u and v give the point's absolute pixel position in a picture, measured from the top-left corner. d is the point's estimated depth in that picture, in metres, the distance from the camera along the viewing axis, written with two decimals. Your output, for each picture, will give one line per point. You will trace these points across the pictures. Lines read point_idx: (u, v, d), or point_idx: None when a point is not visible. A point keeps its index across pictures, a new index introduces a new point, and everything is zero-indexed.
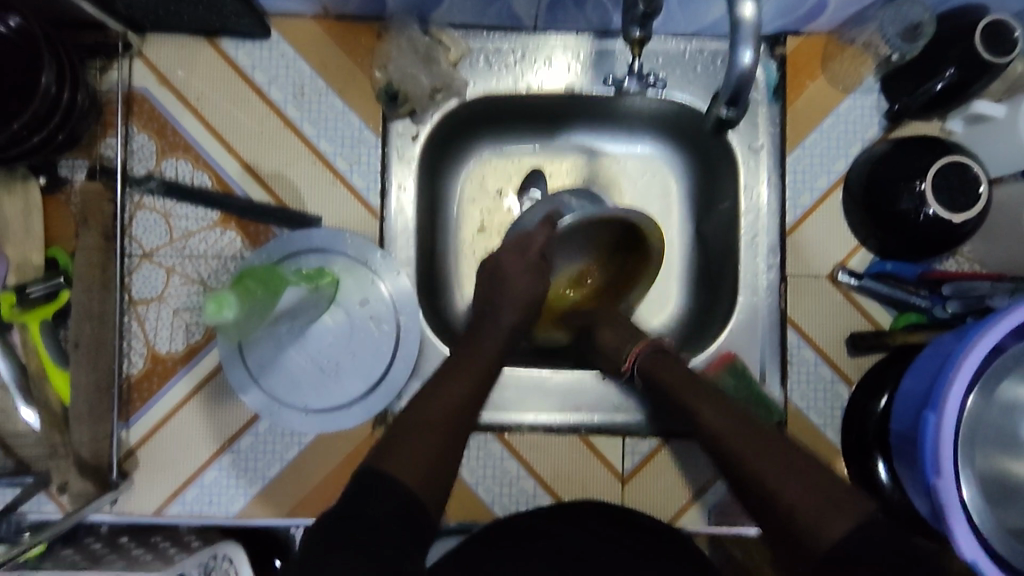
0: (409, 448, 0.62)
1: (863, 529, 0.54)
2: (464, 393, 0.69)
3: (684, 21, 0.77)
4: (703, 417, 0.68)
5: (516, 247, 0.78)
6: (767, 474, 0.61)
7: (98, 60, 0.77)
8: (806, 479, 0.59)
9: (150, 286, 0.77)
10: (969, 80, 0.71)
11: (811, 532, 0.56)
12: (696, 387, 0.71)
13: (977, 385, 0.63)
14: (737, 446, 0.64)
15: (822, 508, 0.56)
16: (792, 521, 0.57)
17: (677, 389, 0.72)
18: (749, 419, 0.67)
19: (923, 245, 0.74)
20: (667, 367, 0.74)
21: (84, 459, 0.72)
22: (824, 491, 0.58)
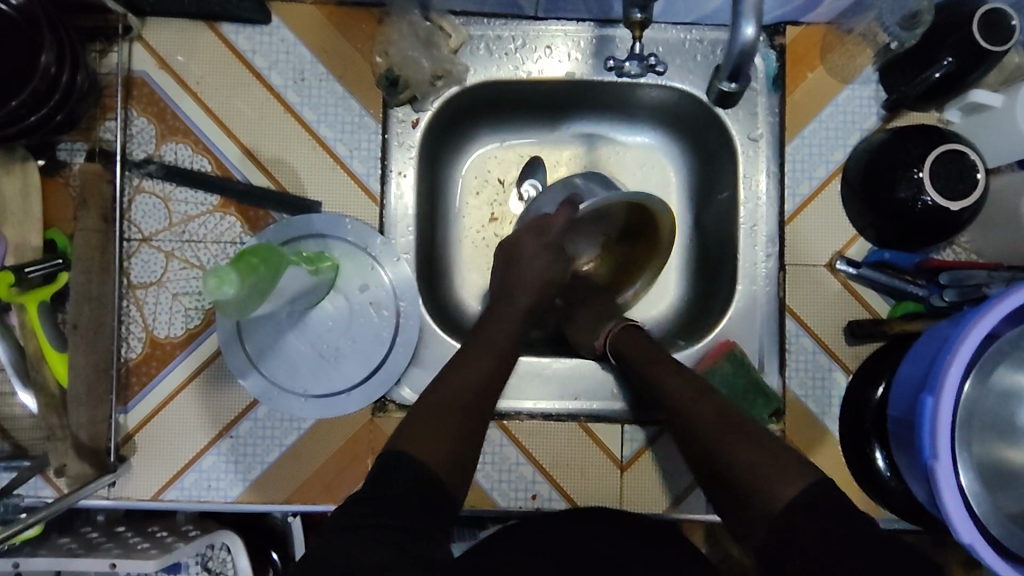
0: (413, 432, 0.63)
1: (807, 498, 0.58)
2: (478, 373, 0.68)
3: (684, 10, 0.77)
4: (670, 390, 0.70)
5: (534, 228, 0.80)
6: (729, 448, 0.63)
7: (98, 43, 0.77)
8: (763, 450, 0.62)
9: (149, 270, 0.77)
10: (967, 68, 0.71)
11: (764, 499, 0.59)
12: (664, 363, 0.73)
13: (973, 370, 0.63)
14: (702, 420, 0.66)
15: (771, 478, 0.60)
16: (748, 490, 0.61)
17: (644, 365, 0.74)
18: (711, 393, 0.69)
19: (920, 234, 0.74)
20: (640, 346, 0.76)
21: (82, 442, 0.71)
22: (776, 460, 0.61)
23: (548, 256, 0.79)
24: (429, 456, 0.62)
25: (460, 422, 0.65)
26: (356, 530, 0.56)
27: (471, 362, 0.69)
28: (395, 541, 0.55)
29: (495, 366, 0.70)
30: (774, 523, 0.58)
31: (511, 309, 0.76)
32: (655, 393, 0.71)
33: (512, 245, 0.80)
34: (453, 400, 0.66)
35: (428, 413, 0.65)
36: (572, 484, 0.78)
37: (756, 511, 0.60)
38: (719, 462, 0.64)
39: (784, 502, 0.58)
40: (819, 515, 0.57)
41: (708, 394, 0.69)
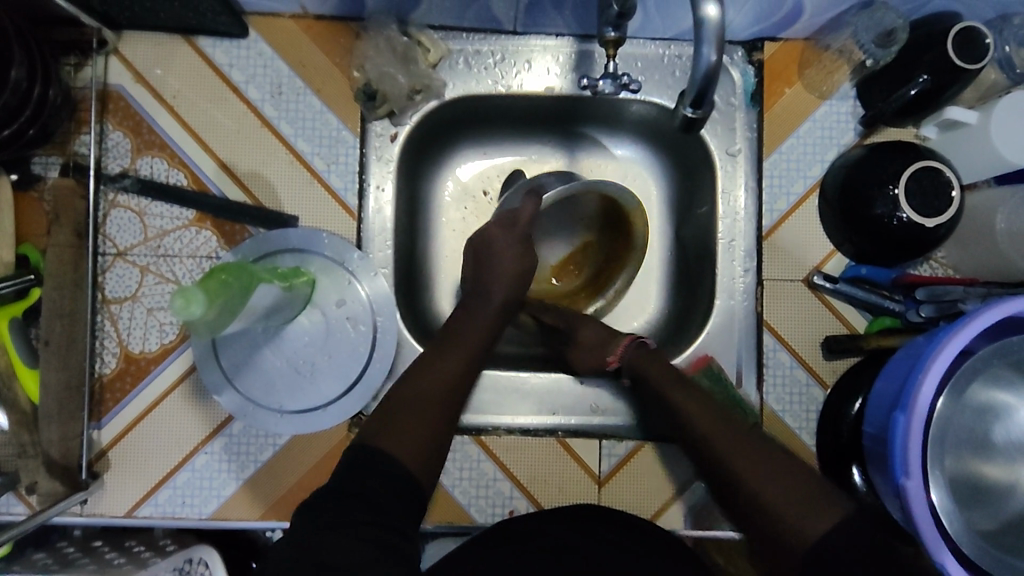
0: (392, 429, 0.63)
1: (843, 531, 0.53)
2: (451, 370, 0.70)
3: (661, 26, 0.78)
4: (688, 413, 0.67)
5: (504, 222, 0.78)
6: (749, 472, 0.59)
7: (73, 57, 0.76)
8: (790, 478, 0.58)
9: (124, 285, 0.76)
10: (942, 86, 0.72)
11: (796, 531, 0.54)
12: (682, 387, 0.70)
13: (947, 388, 0.63)
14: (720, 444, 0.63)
15: (802, 509, 0.55)
16: (774, 523, 0.56)
17: (662, 387, 0.71)
18: (734, 419, 0.65)
19: (896, 250, 0.74)
20: (657, 368, 0.73)
21: (53, 460, 0.71)
22: (807, 493, 0.56)
23: (515, 251, 0.78)
24: (413, 457, 0.62)
25: (440, 417, 0.66)
26: (335, 526, 0.54)
27: (447, 358, 0.70)
28: (370, 536, 0.54)
29: (469, 357, 0.72)
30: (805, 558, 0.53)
31: (485, 305, 0.77)
32: (675, 419, 0.68)
33: (480, 241, 0.79)
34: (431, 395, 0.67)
35: (404, 410, 0.65)
36: (550, 500, 0.77)
37: (787, 549, 0.54)
38: (736, 488, 0.60)
39: (816, 536, 0.53)
40: (859, 548, 0.52)
41: (729, 420, 0.65)
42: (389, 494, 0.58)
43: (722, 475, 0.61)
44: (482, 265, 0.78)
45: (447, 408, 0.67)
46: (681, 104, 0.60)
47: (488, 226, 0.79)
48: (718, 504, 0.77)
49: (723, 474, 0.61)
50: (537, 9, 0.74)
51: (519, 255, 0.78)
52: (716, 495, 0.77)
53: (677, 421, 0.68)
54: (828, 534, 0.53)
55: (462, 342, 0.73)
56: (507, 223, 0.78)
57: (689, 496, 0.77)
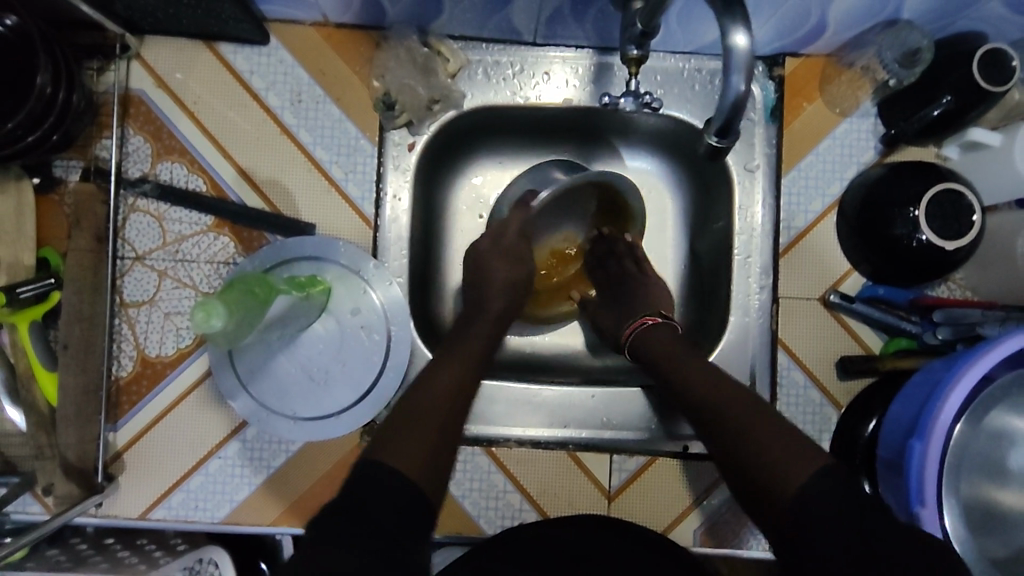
0: (401, 442, 0.62)
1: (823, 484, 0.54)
2: (454, 377, 0.68)
3: (682, 39, 0.77)
4: (684, 377, 0.67)
5: (494, 233, 0.81)
6: (746, 434, 0.60)
7: (95, 60, 0.77)
8: (784, 437, 0.58)
9: (141, 289, 0.77)
10: (966, 106, 0.71)
11: (777, 486, 0.56)
12: (685, 354, 0.69)
13: (966, 413, 0.63)
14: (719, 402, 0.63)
15: (788, 462, 0.56)
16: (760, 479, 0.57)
17: (667, 356, 0.71)
18: (732, 381, 0.65)
19: (915, 272, 0.74)
20: (666, 343, 0.72)
21: (70, 462, 0.72)
22: (794, 446, 0.58)
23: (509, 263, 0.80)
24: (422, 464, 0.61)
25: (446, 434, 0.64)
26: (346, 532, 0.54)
27: (451, 364, 0.70)
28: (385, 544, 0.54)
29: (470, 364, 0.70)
30: (788, 509, 0.55)
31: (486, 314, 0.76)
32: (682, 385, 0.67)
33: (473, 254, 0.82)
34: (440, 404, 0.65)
35: (411, 426, 0.63)
36: (559, 512, 0.78)
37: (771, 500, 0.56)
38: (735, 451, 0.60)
39: (795, 488, 0.55)
40: (835, 504, 0.53)
41: (727, 381, 0.64)
42: (401, 500, 0.58)
43: (720, 434, 0.62)
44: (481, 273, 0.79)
45: (455, 416, 0.66)
46: (708, 132, 0.60)
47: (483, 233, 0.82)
48: (723, 523, 0.77)
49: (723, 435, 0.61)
50: (558, 21, 0.74)
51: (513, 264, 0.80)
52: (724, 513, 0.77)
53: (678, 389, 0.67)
54: (809, 484, 0.54)
55: (466, 354, 0.72)
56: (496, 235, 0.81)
57: (697, 513, 0.78)
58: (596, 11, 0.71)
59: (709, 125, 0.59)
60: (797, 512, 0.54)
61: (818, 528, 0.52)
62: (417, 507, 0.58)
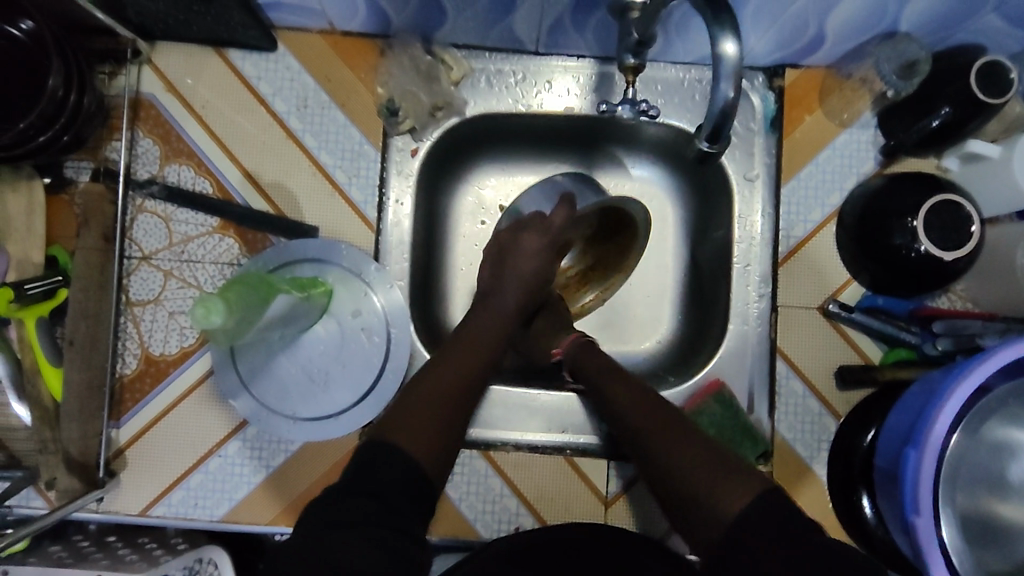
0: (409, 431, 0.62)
1: (757, 502, 0.55)
2: (463, 371, 0.69)
3: (682, 50, 0.78)
4: (621, 402, 0.69)
5: (539, 227, 0.81)
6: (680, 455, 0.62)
7: (108, 65, 0.79)
8: (720, 457, 0.60)
9: (147, 289, 0.78)
10: (965, 119, 0.71)
11: (716, 504, 0.57)
12: (621, 377, 0.72)
13: (962, 425, 0.62)
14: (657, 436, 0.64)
15: (716, 483, 0.58)
16: (696, 497, 0.58)
17: (602, 377, 0.73)
18: (660, 404, 0.68)
19: (915, 283, 0.74)
20: (595, 361, 0.76)
21: (72, 457, 0.73)
22: (721, 466, 0.59)
23: (542, 255, 0.81)
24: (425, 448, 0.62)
25: (446, 418, 0.65)
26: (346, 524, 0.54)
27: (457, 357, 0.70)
28: (384, 538, 0.54)
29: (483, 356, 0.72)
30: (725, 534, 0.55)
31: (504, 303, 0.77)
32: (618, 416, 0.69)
33: (510, 236, 0.82)
34: (447, 394, 0.67)
35: (414, 413, 0.64)
36: (555, 518, 0.78)
37: (709, 520, 0.57)
38: (669, 475, 0.61)
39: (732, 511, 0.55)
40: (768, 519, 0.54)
41: (657, 406, 0.67)
42: (397, 496, 0.58)
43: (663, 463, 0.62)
44: (506, 258, 0.80)
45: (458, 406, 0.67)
46: (699, 137, 0.60)
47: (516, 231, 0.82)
48: None
49: (657, 463, 0.63)
50: (559, 31, 0.75)
51: (547, 259, 0.81)
52: None
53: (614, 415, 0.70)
54: (745, 503, 0.55)
55: (475, 344, 0.73)
56: (541, 229, 0.81)
57: None
58: (596, 21, 0.72)
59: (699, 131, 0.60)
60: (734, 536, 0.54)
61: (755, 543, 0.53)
62: (413, 505, 0.58)
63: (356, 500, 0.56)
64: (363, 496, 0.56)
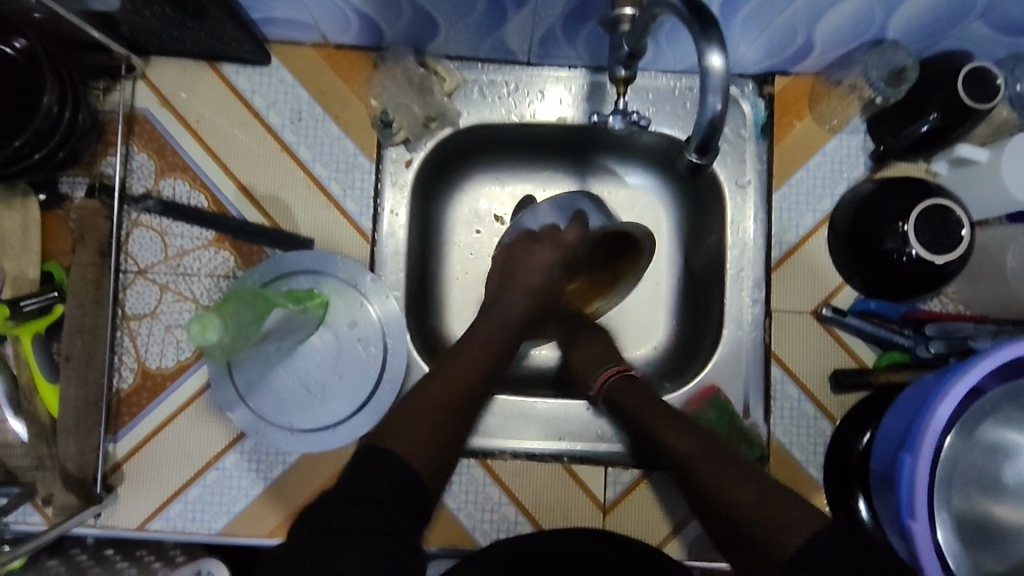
0: (401, 435, 0.64)
1: (822, 539, 0.55)
2: (466, 377, 0.71)
3: (673, 59, 0.79)
4: (660, 431, 0.71)
5: (549, 241, 0.83)
6: (731, 491, 0.62)
7: (102, 81, 0.79)
8: (768, 495, 0.61)
9: (142, 303, 0.78)
10: (953, 123, 0.72)
11: (775, 543, 0.57)
12: (660, 408, 0.73)
13: (957, 426, 0.62)
14: (698, 461, 0.66)
15: (778, 522, 0.58)
16: (756, 535, 0.58)
17: (638, 409, 0.74)
18: (707, 438, 0.69)
19: (908, 287, 0.75)
20: (631, 391, 0.76)
21: (69, 472, 0.73)
22: (778, 505, 0.59)
23: (548, 270, 0.81)
24: (421, 456, 0.63)
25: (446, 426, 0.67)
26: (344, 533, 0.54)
27: (457, 362, 0.72)
28: (384, 547, 0.54)
29: (482, 362, 0.73)
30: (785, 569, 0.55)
31: (508, 308, 0.78)
32: (656, 445, 0.71)
33: (518, 249, 0.83)
34: (442, 403, 0.68)
35: (411, 417, 0.66)
36: (554, 524, 0.78)
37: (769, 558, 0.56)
38: (723, 510, 0.62)
39: (792, 549, 0.55)
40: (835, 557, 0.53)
41: (705, 439, 0.69)
42: (395, 504, 0.58)
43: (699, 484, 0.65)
44: (513, 268, 0.81)
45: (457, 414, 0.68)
46: (687, 149, 0.61)
47: (518, 241, 0.84)
48: None
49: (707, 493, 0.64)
50: (551, 43, 0.76)
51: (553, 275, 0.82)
52: None
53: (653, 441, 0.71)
54: (806, 543, 0.55)
55: (480, 351, 0.74)
56: (552, 244, 0.83)
57: (691, 529, 0.78)
58: (588, 33, 0.73)
59: (688, 143, 0.61)
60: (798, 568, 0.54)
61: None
62: (410, 514, 0.58)
63: (357, 509, 0.56)
64: (363, 505, 0.56)
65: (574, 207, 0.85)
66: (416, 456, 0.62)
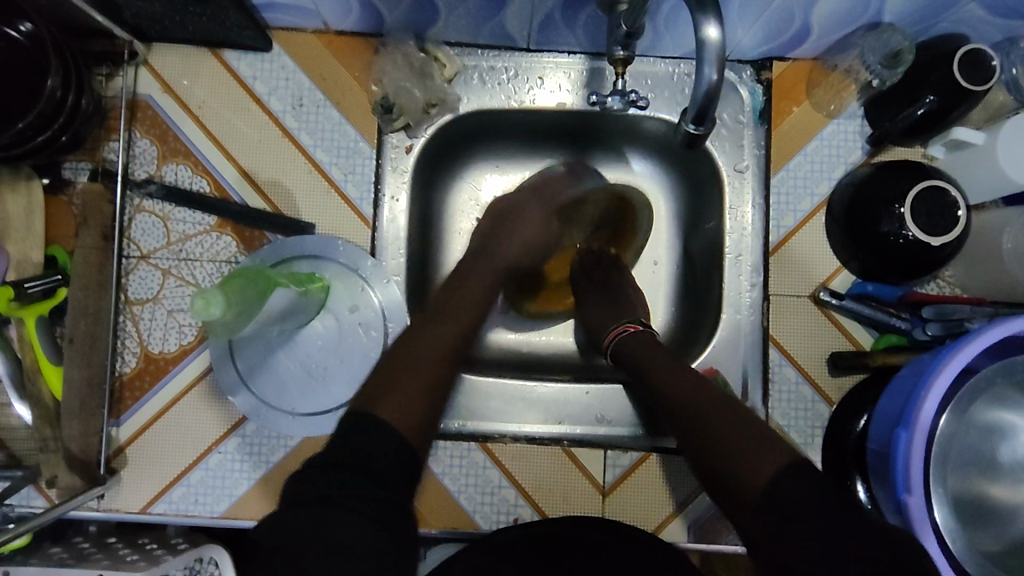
0: (383, 395, 0.62)
1: (787, 476, 0.57)
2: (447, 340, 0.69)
3: (671, 44, 0.79)
4: (660, 377, 0.70)
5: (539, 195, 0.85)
6: (716, 432, 0.62)
7: (105, 67, 0.80)
8: (754, 436, 0.61)
9: (146, 287, 0.79)
10: (950, 106, 0.73)
11: (747, 479, 0.59)
12: (663, 363, 0.72)
13: (951, 405, 0.63)
14: (706, 412, 0.64)
15: (752, 461, 0.59)
16: (729, 473, 0.60)
17: (649, 359, 0.73)
18: (704, 382, 0.68)
19: (905, 268, 0.75)
20: (640, 344, 0.76)
21: (72, 454, 0.74)
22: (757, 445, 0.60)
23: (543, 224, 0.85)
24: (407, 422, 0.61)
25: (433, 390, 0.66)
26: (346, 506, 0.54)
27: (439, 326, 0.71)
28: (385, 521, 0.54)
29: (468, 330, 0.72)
30: (756, 506, 0.57)
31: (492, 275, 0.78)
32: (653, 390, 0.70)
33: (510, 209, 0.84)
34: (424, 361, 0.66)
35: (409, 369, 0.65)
36: (554, 508, 0.79)
37: (740, 494, 0.59)
38: (708, 452, 0.62)
39: (762, 483, 0.57)
40: (802, 494, 0.55)
41: (701, 383, 0.68)
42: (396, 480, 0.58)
43: (699, 436, 0.64)
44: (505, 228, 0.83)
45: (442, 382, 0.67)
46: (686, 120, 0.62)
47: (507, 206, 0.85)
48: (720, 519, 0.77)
49: (696, 435, 0.64)
50: (550, 27, 0.77)
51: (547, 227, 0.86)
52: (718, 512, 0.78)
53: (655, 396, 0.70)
54: (774, 479, 0.57)
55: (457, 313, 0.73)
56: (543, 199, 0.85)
57: (690, 511, 0.78)
58: (586, 16, 0.74)
59: (685, 113, 0.61)
60: (764, 503, 0.57)
61: (789, 516, 0.54)
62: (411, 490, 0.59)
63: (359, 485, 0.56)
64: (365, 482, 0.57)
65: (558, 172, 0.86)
66: (411, 417, 0.62)
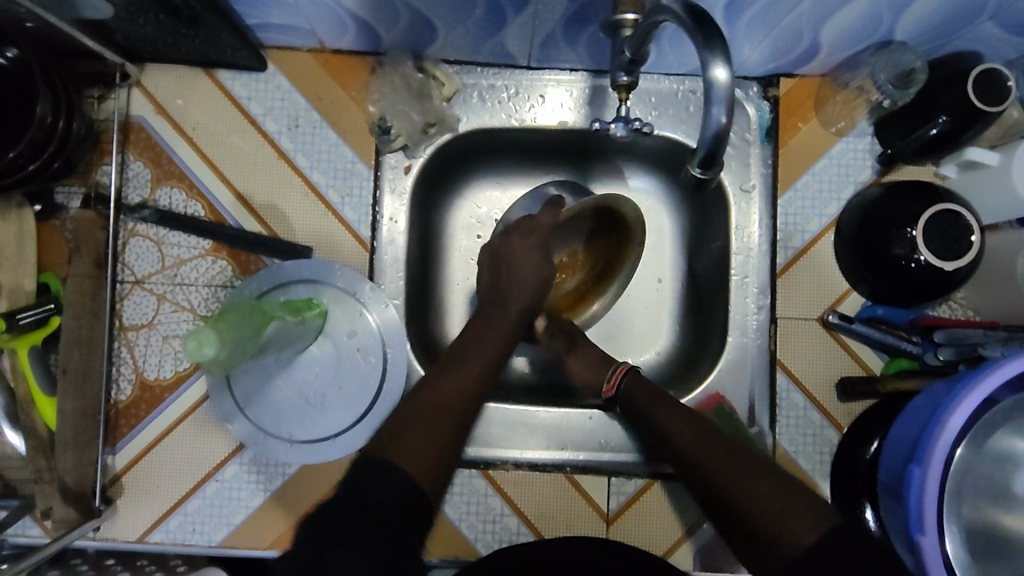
0: (400, 444, 0.59)
1: (827, 538, 0.52)
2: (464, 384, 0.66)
3: (675, 61, 0.77)
4: (662, 425, 0.68)
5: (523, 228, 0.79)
6: (741, 486, 0.58)
7: (97, 89, 0.78)
8: (776, 486, 0.57)
9: (140, 313, 0.78)
10: (962, 126, 0.71)
11: (784, 537, 0.54)
12: (670, 406, 0.69)
13: (966, 438, 0.61)
14: (719, 453, 0.62)
15: (784, 513, 0.55)
16: (762, 537, 0.55)
17: (646, 407, 0.71)
18: (713, 429, 0.65)
19: (916, 292, 0.73)
20: (643, 392, 0.73)
21: (67, 485, 0.72)
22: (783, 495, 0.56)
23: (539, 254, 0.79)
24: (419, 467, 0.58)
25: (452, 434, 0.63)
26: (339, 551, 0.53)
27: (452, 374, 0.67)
28: None
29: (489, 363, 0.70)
30: (794, 570, 0.52)
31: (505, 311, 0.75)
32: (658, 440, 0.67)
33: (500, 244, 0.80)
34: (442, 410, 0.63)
35: (419, 421, 0.62)
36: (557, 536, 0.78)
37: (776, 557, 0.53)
38: (734, 509, 0.58)
39: (802, 545, 0.52)
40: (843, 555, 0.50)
41: (708, 430, 0.65)
42: None
43: (716, 489, 0.60)
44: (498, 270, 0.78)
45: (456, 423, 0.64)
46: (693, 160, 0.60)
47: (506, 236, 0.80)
48: (725, 548, 0.77)
49: (716, 488, 0.60)
50: (551, 46, 0.75)
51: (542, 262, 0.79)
52: (722, 539, 0.77)
53: (663, 441, 0.67)
54: (815, 539, 0.52)
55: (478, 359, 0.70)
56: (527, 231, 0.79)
57: (694, 539, 0.77)
58: (588, 36, 0.72)
59: (693, 157, 0.61)
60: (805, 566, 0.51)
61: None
62: None
63: None
64: None
65: (547, 196, 0.83)
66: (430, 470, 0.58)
